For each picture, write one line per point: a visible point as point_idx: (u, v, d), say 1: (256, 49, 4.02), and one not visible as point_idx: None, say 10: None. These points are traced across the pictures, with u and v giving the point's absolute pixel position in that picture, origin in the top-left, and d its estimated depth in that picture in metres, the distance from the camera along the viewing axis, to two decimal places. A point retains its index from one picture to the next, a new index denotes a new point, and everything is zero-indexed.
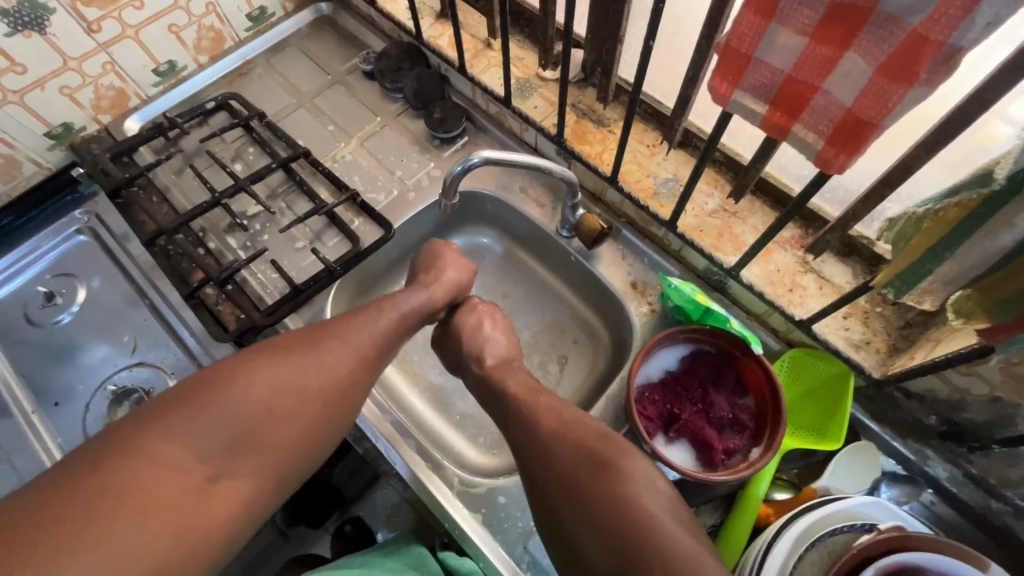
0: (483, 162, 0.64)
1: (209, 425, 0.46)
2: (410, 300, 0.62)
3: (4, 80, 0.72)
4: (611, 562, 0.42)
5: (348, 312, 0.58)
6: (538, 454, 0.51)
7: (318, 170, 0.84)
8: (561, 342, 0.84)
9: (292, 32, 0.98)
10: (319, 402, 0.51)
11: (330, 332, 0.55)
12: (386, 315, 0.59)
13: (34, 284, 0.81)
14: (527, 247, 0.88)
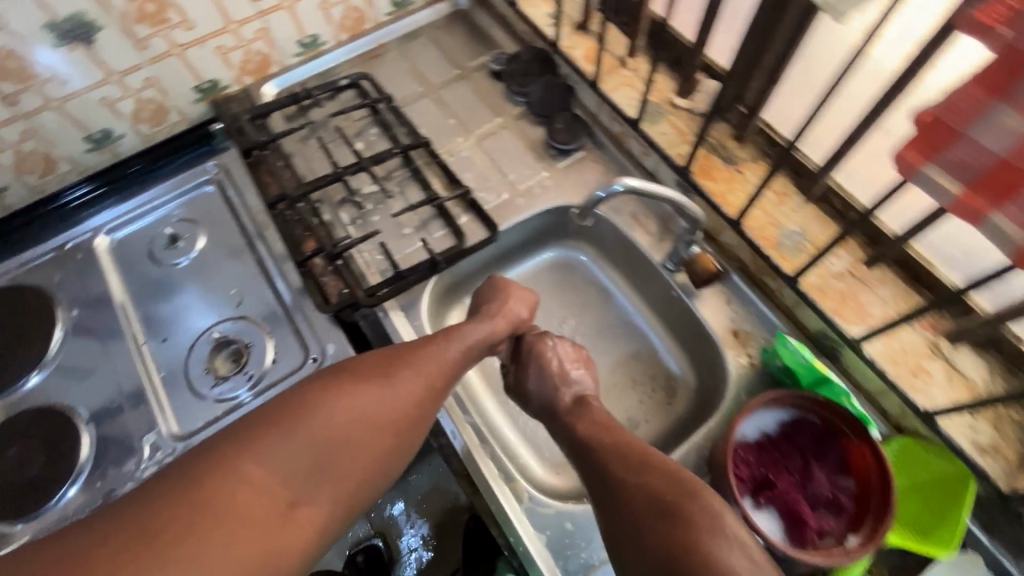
0: (624, 190, 0.64)
1: (294, 450, 0.50)
2: (480, 327, 0.65)
3: (174, 34, 0.77)
4: None
5: (421, 340, 0.61)
6: (610, 491, 0.51)
7: (434, 161, 0.85)
8: (642, 375, 0.82)
9: (428, 22, 1.01)
10: (389, 432, 0.55)
11: (406, 358, 0.58)
12: (456, 343, 0.62)
13: (160, 224, 0.86)
14: (627, 274, 0.86)
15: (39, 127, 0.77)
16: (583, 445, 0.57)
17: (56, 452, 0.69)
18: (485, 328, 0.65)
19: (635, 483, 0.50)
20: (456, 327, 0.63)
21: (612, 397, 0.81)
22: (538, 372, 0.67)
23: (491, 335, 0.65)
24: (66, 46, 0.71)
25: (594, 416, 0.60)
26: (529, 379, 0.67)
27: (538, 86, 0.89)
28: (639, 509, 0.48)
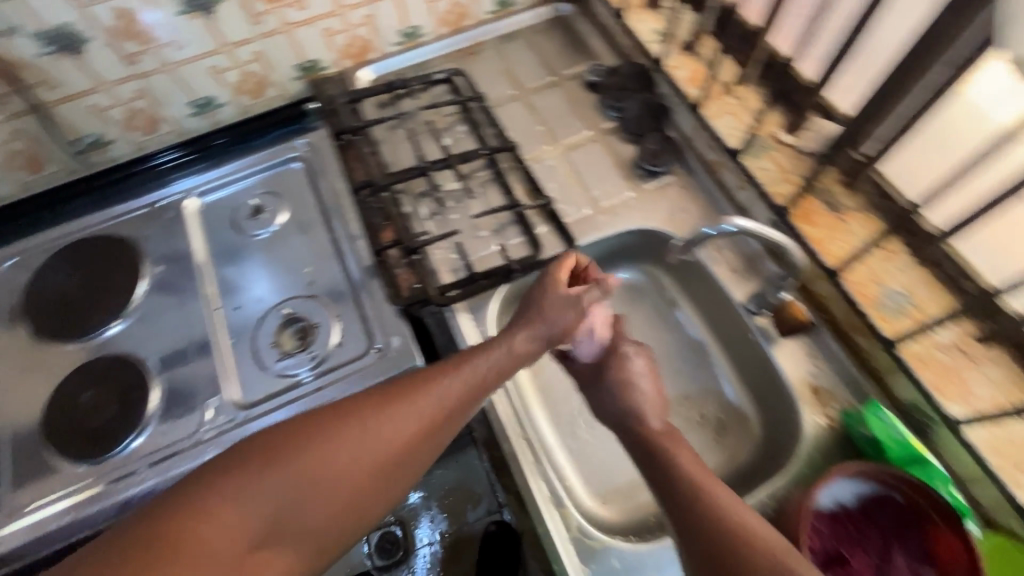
0: (736, 231, 0.63)
1: (267, 493, 0.47)
2: (491, 364, 0.59)
3: (288, 14, 0.81)
4: None
5: (422, 376, 0.57)
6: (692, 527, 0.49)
7: (519, 166, 0.84)
8: (702, 415, 0.79)
9: (528, 24, 1.00)
10: (373, 475, 0.52)
11: (400, 396, 0.54)
12: (460, 383, 0.57)
13: (246, 194, 0.88)
14: (703, 309, 0.82)
15: (153, 87, 0.82)
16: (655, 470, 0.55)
17: (127, 400, 0.71)
18: (495, 363, 0.59)
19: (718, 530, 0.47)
20: (463, 363, 0.58)
21: None
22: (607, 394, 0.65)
23: (499, 372, 0.59)
24: (189, 13, 0.75)
25: (659, 441, 0.57)
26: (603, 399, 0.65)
27: (634, 103, 0.86)
28: (712, 529, 0.47)
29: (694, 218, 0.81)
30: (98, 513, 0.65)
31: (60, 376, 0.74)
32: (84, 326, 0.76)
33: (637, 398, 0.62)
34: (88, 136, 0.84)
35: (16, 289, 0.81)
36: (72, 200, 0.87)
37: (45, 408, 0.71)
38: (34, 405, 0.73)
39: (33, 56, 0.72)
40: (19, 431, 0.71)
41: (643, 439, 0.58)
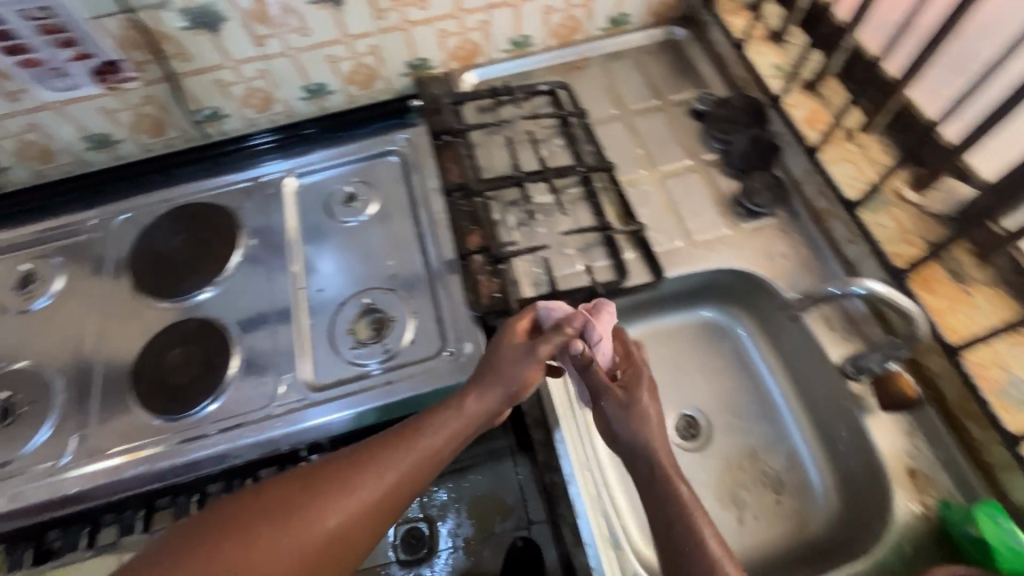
0: (865, 293, 0.60)
1: None
2: (442, 435, 0.58)
3: (411, 12, 0.84)
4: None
5: (370, 447, 0.56)
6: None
7: (614, 188, 0.82)
8: (771, 473, 0.75)
9: (639, 44, 0.98)
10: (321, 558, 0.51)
11: (349, 470, 0.54)
12: (408, 456, 0.56)
13: (342, 181, 0.90)
14: (789, 364, 0.78)
15: (273, 69, 0.86)
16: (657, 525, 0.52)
17: (209, 364, 0.74)
18: (447, 433, 0.58)
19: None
20: (411, 433, 0.57)
21: (735, 489, 0.74)
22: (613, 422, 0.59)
23: (450, 442, 0.58)
24: (320, 3, 0.78)
25: None
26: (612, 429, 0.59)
27: (743, 138, 0.82)
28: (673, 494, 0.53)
29: (794, 266, 0.76)
30: (170, 466, 0.68)
31: (153, 330, 0.78)
32: (179, 286, 0.80)
33: (654, 440, 0.57)
34: (207, 108, 0.89)
35: (125, 243, 0.87)
36: (185, 166, 0.92)
37: (137, 358, 0.75)
38: (126, 354, 0.77)
39: (176, 30, 0.76)
40: (110, 376, 0.76)
41: (650, 488, 0.55)
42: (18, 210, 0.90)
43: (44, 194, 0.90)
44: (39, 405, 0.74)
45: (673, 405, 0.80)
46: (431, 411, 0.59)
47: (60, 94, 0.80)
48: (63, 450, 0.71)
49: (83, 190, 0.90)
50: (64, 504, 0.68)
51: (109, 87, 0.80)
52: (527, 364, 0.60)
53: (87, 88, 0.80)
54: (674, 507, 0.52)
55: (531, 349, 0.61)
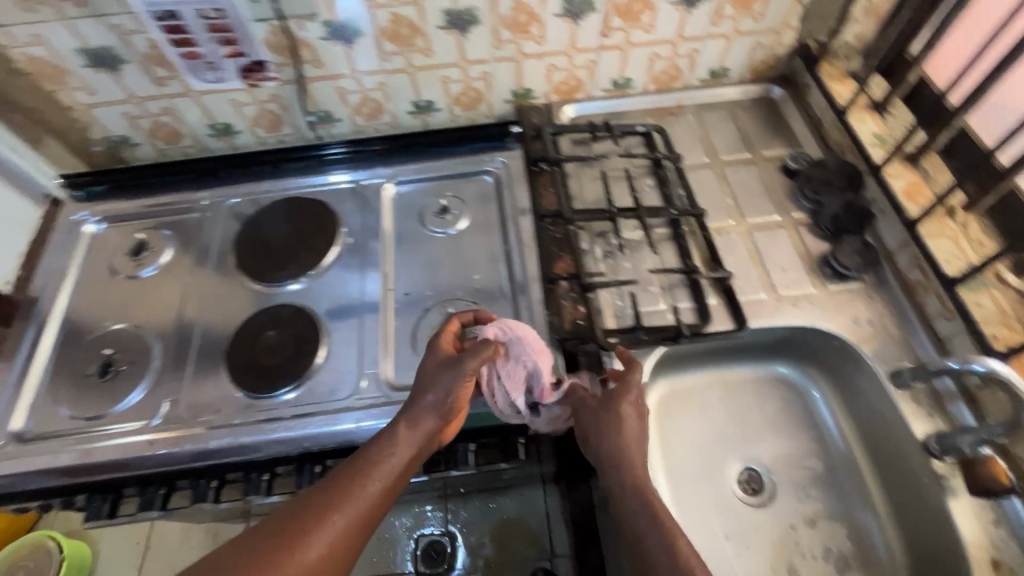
0: (983, 372, 0.60)
1: None
2: (384, 468, 0.61)
3: (526, 46, 0.89)
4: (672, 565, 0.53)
5: (321, 494, 0.58)
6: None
7: (702, 234, 0.83)
8: (835, 540, 0.73)
9: (734, 98, 1.01)
10: None
11: (304, 518, 0.56)
12: (359, 497, 0.58)
13: (437, 194, 0.94)
14: (864, 433, 0.77)
15: (391, 83, 0.92)
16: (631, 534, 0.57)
17: (299, 350, 0.78)
18: (391, 464, 0.61)
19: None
20: (361, 471, 0.60)
21: (795, 551, 0.73)
22: (598, 435, 0.64)
23: (395, 475, 0.61)
24: (448, 29, 0.84)
25: None
26: (596, 441, 0.64)
27: (836, 201, 0.83)
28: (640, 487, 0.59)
29: (880, 333, 0.76)
30: (251, 442, 0.71)
31: (251, 311, 0.84)
32: (277, 273, 0.85)
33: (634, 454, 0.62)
34: (321, 111, 0.96)
35: (231, 226, 0.93)
36: (292, 162, 0.98)
37: (232, 335, 0.80)
38: (223, 329, 0.82)
39: (316, 39, 0.83)
40: (206, 348, 0.81)
41: (630, 502, 0.59)
42: (138, 183, 0.97)
43: (161, 171, 0.97)
44: (138, 364, 0.80)
45: (739, 456, 0.80)
46: (372, 448, 0.62)
47: (206, 85, 0.87)
48: (155, 412, 0.76)
49: (198, 172, 0.97)
50: (147, 463, 0.72)
51: (251, 84, 0.87)
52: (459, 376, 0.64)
53: (233, 83, 0.87)
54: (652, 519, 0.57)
55: (452, 370, 0.65)
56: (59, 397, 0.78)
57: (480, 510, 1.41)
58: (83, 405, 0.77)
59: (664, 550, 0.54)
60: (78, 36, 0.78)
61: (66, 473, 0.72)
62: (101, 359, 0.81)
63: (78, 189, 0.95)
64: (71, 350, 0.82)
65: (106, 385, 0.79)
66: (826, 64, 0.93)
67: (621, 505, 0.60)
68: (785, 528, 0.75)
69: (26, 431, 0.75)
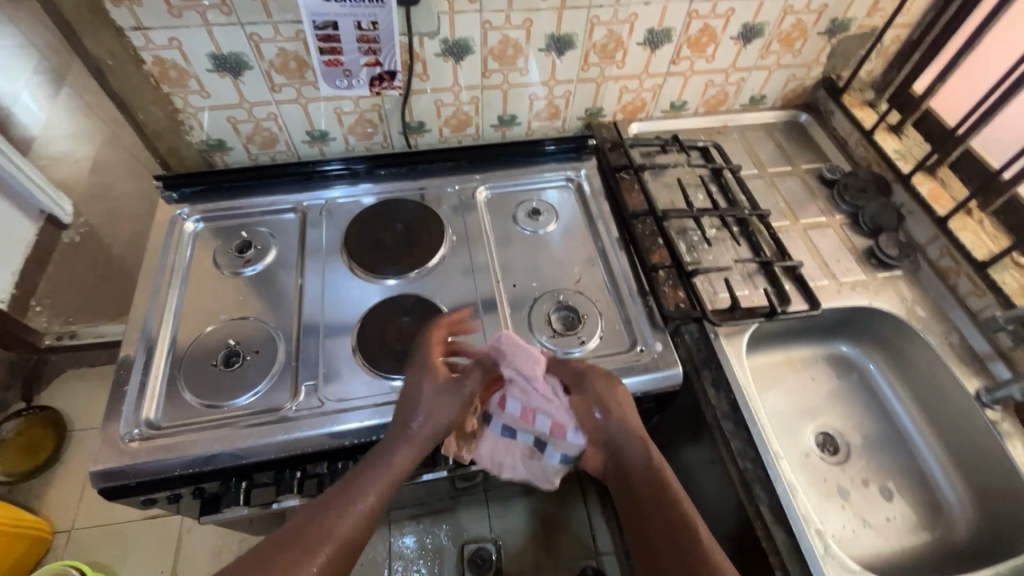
0: None
1: None
2: (370, 494, 0.63)
3: (608, 69, 1.01)
4: (673, 519, 0.62)
5: (316, 513, 0.60)
6: (656, 553, 0.62)
7: (768, 231, 0.96)
8: (896, 479, 0.88)
9: (770, 121, 1.17)
10: None
11: (297, 537, 0.58)
12: (343, 523, 0.60)
13: (526, 200, 1.03)
14: (920, 398, 0.91)
15: (484, 98, 1.01)
16: (637, 498, 0.66)
17: (429, 336, 0.83)
18: (378, 490, 0.64)
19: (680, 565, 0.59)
20: (354, 492, 0.62)
21: (866, 490, 0.87)
22: (605, 414, 0.71)
23: (378, 501, 0.63)
24: (546, 51, 0.95)
25: None
26: (607, 424, 0.71)
27: (873, 203, 0.99)
28: (640, 456, 0.68)
29: (925, 311, 0.91)
30: None
31: (369, 304, 0.89)
32: (389, 267, 0.92)
33: (642, 434, 0.70)
34: (415, 121, 1.03)
35: (334, 227, 0.98)
36: (384, 168, 1.04)
37: (360, 326, 0.84)
38: (345, 322, 0.87)
39: (431, 55, 0.91)
40: (331, 339, 0.84)
41: (642, 470, 0.67)
42: (233, 185, 0.99)
43: (256, 174, 0.99)
44: (263, 354, 0.82)
45: (814, 424, 0.92)
46: (363, 469, 0.65)
47: (336, 91, 0.91)
48: (292, 398, 0.78)
49: (295, 176, 1.01)
50: (290, 446, 0.74)
51: (377, 92, 0.92)
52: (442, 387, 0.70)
53: (358, 91, 0.91)
54: (659, 488, 0.65)
55: (451, 390, 0.70)
56: (186, 387, 0.79)
57: (524, 515, 1.53)
58: (212, 394, 0.78)
59: (666, 509, 0.63)
60: (213, 42, 0.83)
61: (207, 461, 0.72)
62: (225, 350, 0.83)
63: (172, 190, 0.97)
64: (191, 343, 0.83)
65: (234, 374, 0.80)
66: (848, 94, 1.11)
67: (635, 477, 0.67)
68: (854, 467, 0.89)
69: (159, 421, 0.75)
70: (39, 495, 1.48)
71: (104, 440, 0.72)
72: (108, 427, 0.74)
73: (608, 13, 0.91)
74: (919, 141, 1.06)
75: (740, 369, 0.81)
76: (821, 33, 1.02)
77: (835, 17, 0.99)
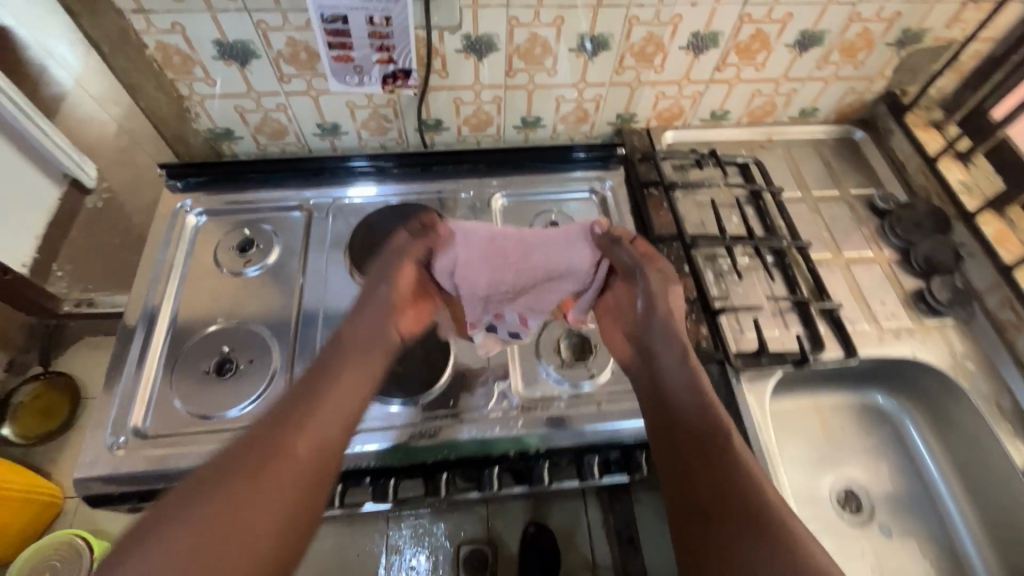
0: None
1: (183, 526, 0.48)
2: (360, 355, 0.64)
3: (644, 74, 0.92)
4: (710, 426, 0.61)
5: (310, 378, 0.62)
6: (691, 464, 0.60)
7: (806, 265, 0.88)
8: (921, 543, 0.81)
9: (820, 137, 1.06)
10: (299, 482, 0.54)
11: (297, 403, 0.59)
12: (325, 402, 0.59)
13: (545, 210, 0.96)
14: (959, 463, 0.84)
15: (507, 97, 0.94)
16: (693, 445, 0.61)
17: (430, 359, 0.79)
18: (363, 352, 0.65)
19: (717, 478, 0.58)
20: (343, 356, 0.64)
21: (886, 550, 0.81)
22: (648, 305, 0.69)
23: (366, 363, 0.64)
24: (578, 51, 0.87)
25: None
26: (646, 316, 0.70)
27: (928, 241, 0.89)
28: (676, 356, 0.67)
29: (976, 367, 0.82)
30: (388, 448, 0.72)
31: None
32: None
33: (681, 336, 0.68)
34: (432, 119, 0.96)
35: (340, 228, 0.93)
36: (397, 167, 0.98)
37: None
38: None
39: (451, 51, 0.84)
40: None
41: (693, 410, 0.63)
42: (237, 177, 0.95)
43: (262, 166, 0.95)
44: (257, 363, 0.79)
45: (837, 476, 0.85)
46: (349, 335, 0.66)
47: (345, 88, 0.85)
48: None
49: (303, 171, 0.96)
50: None
51: (389, 90, 0.86)
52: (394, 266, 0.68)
53: (370, 88, 0.85)
54: (696, 394, 0.64)
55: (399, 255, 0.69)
56: (176, 393, 0.76)
57: None
58: (201, 403, 0.75)
59: (704, 416, 0.62)
60: (219, 29, 0.77)
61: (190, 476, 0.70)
62: (217, 356, 0.79)
63: (177, 179, 0.93)
64: (185, 346, 0.80)
65: (224, 384, 0.77)
66: (911, 113, 1.01)
67: (669, 383, 0.66)
68: (875, 523, 0.82)
69: (147, 428, 0.73)
70: (50, 460, 1.51)
71: (89, 446, 0.70)
72: (94, 432, 0.72)
73: (650, 13, 0.82)
74: (989, 172, 0.95)
75: (763, 423, 0.75)
76: (890, 44, 0.91)
77: (908, 27, 0.88)
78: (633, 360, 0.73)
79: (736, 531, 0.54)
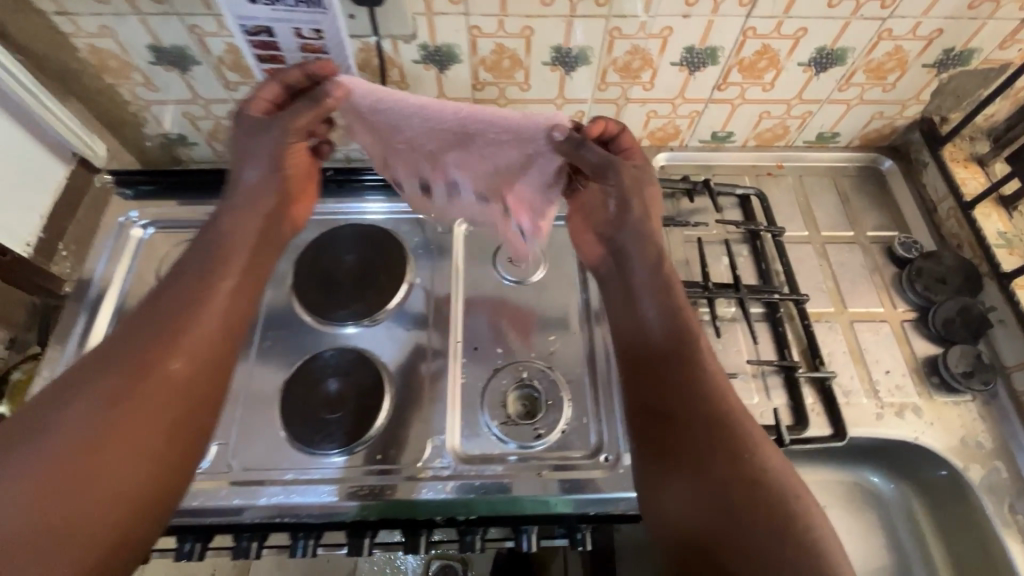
0: None
1: (61, 427, 0.47)
2: (242, 253, 0.63)
3: (632, 91, 0.81)
4: (676, 346, 0.62)
5: (187, 281, 0.59)
6: (659, 379, 0.60)
7: (802, 323, 0.76)
8: None
9: (839, 165, 0.93)
10: (185, 387, 0.53)
11: (176, 311, 0.56)
12: (209, 304, 0.58)
13: None
14: (958, 563, 0.74)
15: None
16: (665, 370, 0.61)
17: (362, 407, 0.72)
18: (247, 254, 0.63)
19: (682, 396, 0.58)
20: (225, 259, 0.61)
21: None
22: (618, 205, 0.68)
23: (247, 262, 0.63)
24: (553, 65, 0.76)
25: None
26: (619, 217, 0.69)
27: (952, 302, 0.76)
28: (648, 271, 0.66)
29: (989, 459, 0.71)
30: (307, 507, 0.66)
31: (307, 352, 0.77)
32: (336, 309, 0.79)
33: (654, 237, 0.67)
34: None
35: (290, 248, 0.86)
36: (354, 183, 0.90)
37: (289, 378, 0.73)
38: (275, 369, 0.76)
39: (408, 62, 0.75)
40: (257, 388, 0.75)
41: (663, 335, 0.63)
42: (187, 187, 0.89)
43: (214, 175, 0.89)
44: None
45: None
46: (230, 234, 0.63)
47: None
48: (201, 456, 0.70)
49: None
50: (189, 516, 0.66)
51: None
52: (281, 146, 0.64)
53: None
54: (665, 314, 0.64)
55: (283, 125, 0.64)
56: None
57: None
58: None
59: (670, 339, 0.62)
60: (151, 34, 0.71)
61: None
62: None
63: (127, 187, 0.88)
64: None
65: None
66: (951, 144, 0.86)
67: (638, 307, 0.66)
68: None
69: None
70: None
71: None
72: None
73: (634, 26, 0.71)
74: None
75: None
76: (927, 65, 0.77)
77: (951, 46, 0.74)
78: (603, 258, 0.73)
79: (695, 443, 0.55)
